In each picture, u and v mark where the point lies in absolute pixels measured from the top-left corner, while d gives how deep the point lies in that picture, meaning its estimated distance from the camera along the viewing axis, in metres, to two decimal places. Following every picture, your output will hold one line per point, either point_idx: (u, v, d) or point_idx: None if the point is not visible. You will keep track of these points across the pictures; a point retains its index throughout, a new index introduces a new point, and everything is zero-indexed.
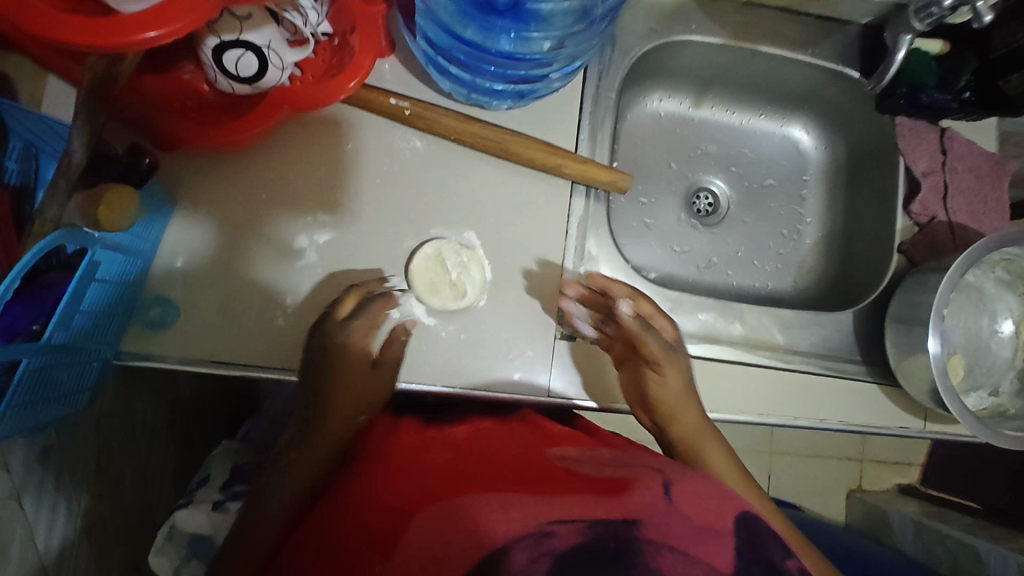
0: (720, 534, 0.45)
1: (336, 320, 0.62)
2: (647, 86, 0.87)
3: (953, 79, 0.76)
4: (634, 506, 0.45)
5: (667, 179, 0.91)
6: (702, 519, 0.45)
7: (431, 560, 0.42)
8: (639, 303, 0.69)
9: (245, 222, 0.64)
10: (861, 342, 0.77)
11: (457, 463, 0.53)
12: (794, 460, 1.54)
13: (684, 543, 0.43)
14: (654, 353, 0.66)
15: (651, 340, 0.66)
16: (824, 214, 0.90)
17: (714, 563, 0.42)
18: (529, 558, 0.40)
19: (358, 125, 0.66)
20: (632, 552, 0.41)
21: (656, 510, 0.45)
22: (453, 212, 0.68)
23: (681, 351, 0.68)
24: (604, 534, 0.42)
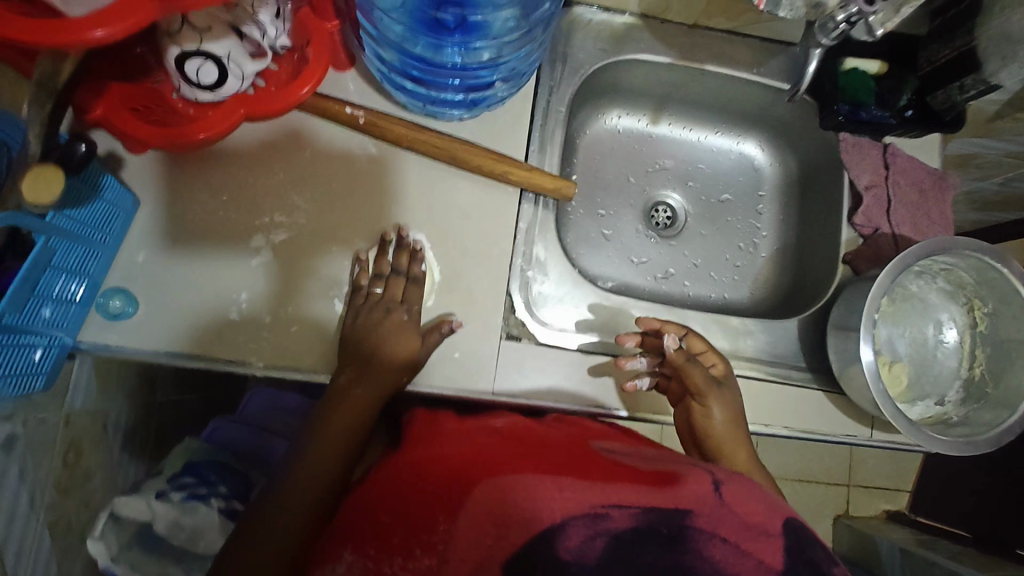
0: (769, 534, 0.46)
1: (368, 328, 0.66)
2: (604, 103, 0.91)
3: (893, 97, 0.78)
4: (691, 495, 0.47)
5: (626, 192, 0.94)
6: (754, 517, 0.47)
7: (494, 524, 0.46)
8: (689, 338, 0.71)
9: (233, 225, 0.68)
10: (805, 349, 0.78)
11: (510, 445, 0.57)
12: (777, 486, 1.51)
13: (738, 536, 0.46)
14: (700, 386, 0.67)
15: (698, 376, 0.67)
16: (777, 227, 0.93)
17: (764, 558, 0.45)
18: (585, 536, 0.44)
19: (314, 133, 0.71)
20: (682, 541, 0.44)
21: (709, 501, 0.47)
22: (406, 216, 0.71)
23: (728, 386, 0.69)
24: (658, 519, 0.45)
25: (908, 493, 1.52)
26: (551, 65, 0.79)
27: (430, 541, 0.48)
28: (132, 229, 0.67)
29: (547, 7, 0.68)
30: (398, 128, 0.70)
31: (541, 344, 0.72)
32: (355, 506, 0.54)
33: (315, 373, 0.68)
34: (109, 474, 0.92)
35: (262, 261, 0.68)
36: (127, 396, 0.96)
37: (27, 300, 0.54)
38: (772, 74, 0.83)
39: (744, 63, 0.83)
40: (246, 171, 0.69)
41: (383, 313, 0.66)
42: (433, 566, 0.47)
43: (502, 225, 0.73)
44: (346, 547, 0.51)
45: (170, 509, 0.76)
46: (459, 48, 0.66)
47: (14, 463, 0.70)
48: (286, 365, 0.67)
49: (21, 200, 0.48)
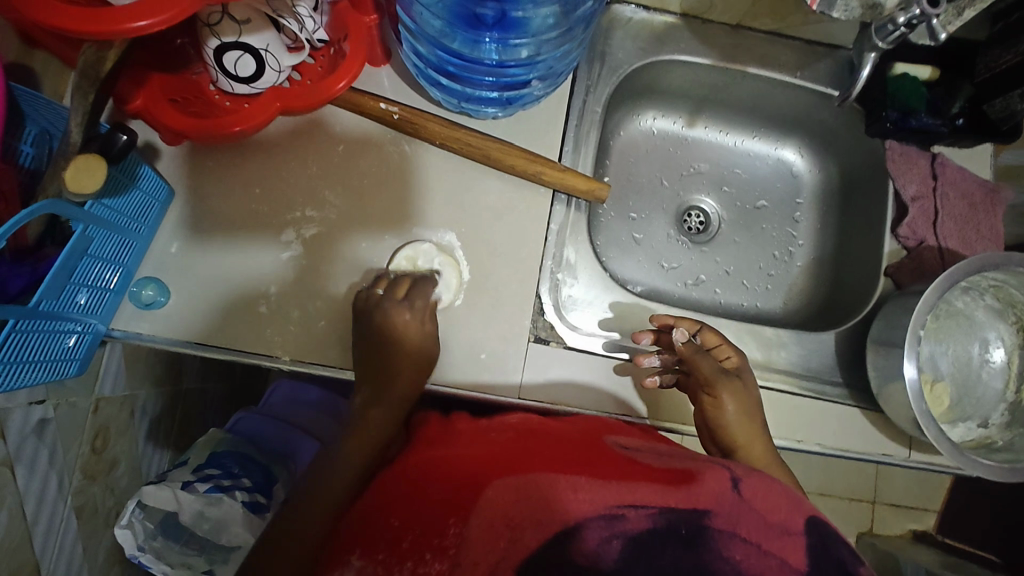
0: (791, 531, 0.45)
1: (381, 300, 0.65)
2: (640, 105, 0.89)
3: (944, 105, 0.76)
4: (707, 494, 0.46)
5: (659, 196, 0.92)
6: (775, 514, 0.46)
7: (507, 527, 0.45)
8: (703, 332, 0.70)
9: (265, 217, 0.68)
10: (842, 364, 0.76)
11: (522, 443, 0.56)
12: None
13: (758, 535, 0.44)
14: (708, 376, 0.65)
15: (707, 366, 0.66)
16: (814, 236, 0.90)
17: (787, 558, 0.44)
18: (601, 538, 0.43)
19: (348, 128, 0.71)
20: (701, 539, 0.43)
21: (727, 499, 0.46)
22: (437, 214, 0.71)
23: (739, 379, 0.67)
24: (675, 520, 0.44)
25: (938, 513, 1.47)
26: (588, 64, 0.78)
27: (442, 544, 0.47)
28: (166, 221, 0.67)
29: (588, 5, 0.65)
30: (428, 120, 0.68)
31: (569, 348, 0.70)
32: (365, 510, 0.53)
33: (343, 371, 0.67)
34: (135, 460, 0.94)
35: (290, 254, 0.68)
36: (155, 383, 0.97)
37: (63, 288, 0.55)
38: (817, 78, 0.81)
39: (788, 68, 0.81)
40: (276, 166, 0.69)
41: (384, 311, 0.64)
42: (445, 571, 0.45)
43: (535, 227, 0.72)
44: (354, 552, 0.49)
45: (194, 499, 0.76)
46: (496, 45, 0.65)
47: (45, 446, 0.71)
48: (312, 360, 0.67)
49: (62, 188, 0.48)
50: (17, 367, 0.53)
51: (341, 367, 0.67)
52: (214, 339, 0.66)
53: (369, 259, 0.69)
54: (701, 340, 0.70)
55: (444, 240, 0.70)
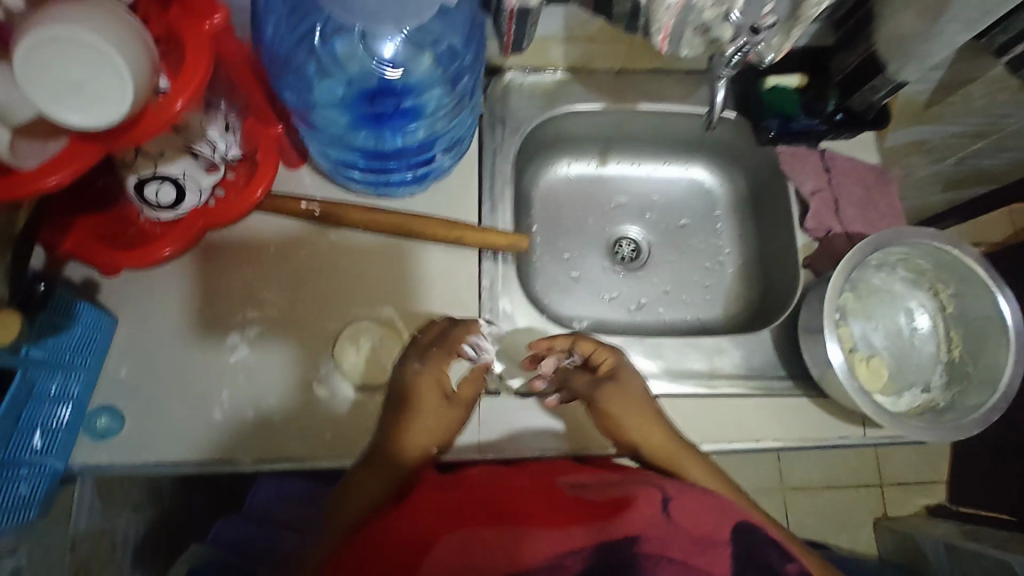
0: (714, 543, 0.54)
1: (414, 352, 0.67)
2: (552, 154, 0.95)
3: (819, 105, 0.82)
4: (639, 522, 0.53)
5: (588, 233, 0.97)
6: (699, 529, 0.55)
7: None
8: (579, 345, 0.72)
9: (208, 326, 0.71)
10: (782, 358, 0.79)
11: (468, 493, 0.57)
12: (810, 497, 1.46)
13: (684, 554, 0.53)
14: (584, 393, 0.69)
15: (581, 380, 0.70)
16: (738, 243, 0.95)
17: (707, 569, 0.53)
18: None
19: (277, 228, 0.75)
20: (630, 567, 0.51)
21: (657, 524, 0.54)
22: (373, 292, 0.74)
23: (622, 380, 0.69)
24: (611, 555, 0.51)
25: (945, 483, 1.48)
26: (491, 129, 0.84)
27: None
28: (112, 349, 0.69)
29: (470, 82, 0.72)
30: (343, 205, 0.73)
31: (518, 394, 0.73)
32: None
33: (305, 462, 0.68)
34: None
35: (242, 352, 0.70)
36: (132, 510, 0.97)
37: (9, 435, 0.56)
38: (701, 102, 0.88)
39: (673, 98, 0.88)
40: (212, 276, 0.72)
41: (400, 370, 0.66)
42: None
43: (472, 288, 0.75)
44: None
45: None
46: (397, 133, 0.71)
47: None
48: (272, 456, 0.68)
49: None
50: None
51: (302, 457, 0.68)
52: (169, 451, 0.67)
53: (313, 346, 0.71)
54: (579, 351, 0.72)
55: (383, 316, 0.73)
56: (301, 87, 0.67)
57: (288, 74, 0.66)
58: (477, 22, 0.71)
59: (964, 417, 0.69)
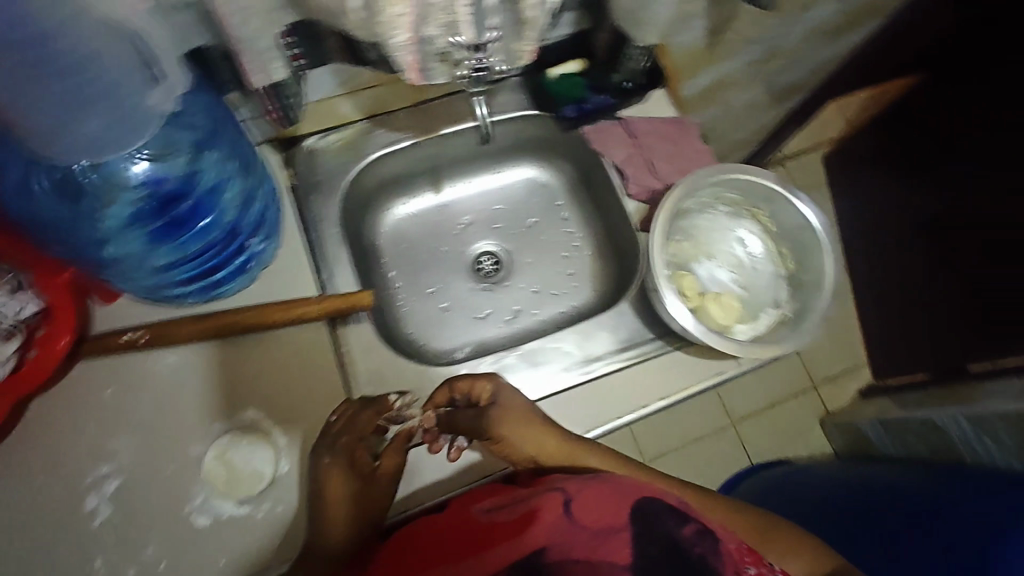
0: (617, 529, 0.52)
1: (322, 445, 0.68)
2: (385, 199, 0.95)
3: (605, 81, 0.89)
4: (541, 532, 0.53)
5: (444, 261, 0.97)
6: (599, 520, 0.53)
7: None
8: (454, 384, 0.71)
9: (58, 497, 0.66)
10: (646, 321, 0.82)
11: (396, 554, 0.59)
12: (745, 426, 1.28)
13: (585, 550, 0.51)
14: (469, 430, 0.69)
15: (463, 418, 0.70)
16: (585, 224, 0.99)
17: (613, 559, 0.50)
18: None
19: (105, 372, 0.70)
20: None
21: (557, 528, 0.53)
22: (231, 398, 0.71)
23: (502, 403, 0.69)
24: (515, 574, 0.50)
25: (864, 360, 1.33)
26: (308, 198, 0.84)
27: None
28: None
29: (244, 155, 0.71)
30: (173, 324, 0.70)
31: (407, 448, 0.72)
32: None
33: None
34: None
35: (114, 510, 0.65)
36: None
37: None
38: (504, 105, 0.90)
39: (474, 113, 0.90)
40: (48, 445, 0.67)
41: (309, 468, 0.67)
42: None
43: (333, 363, 0.74)
44: None
45: None
46: (197, 235, 0.68)
47: None
48: None
49: None
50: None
51: None
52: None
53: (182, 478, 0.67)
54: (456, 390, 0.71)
55: (248, 418, 0.71)
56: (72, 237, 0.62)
57: (52, 234, 0.61)
58: (216, 103, 0.67)
59: (807, 319, 0.76)
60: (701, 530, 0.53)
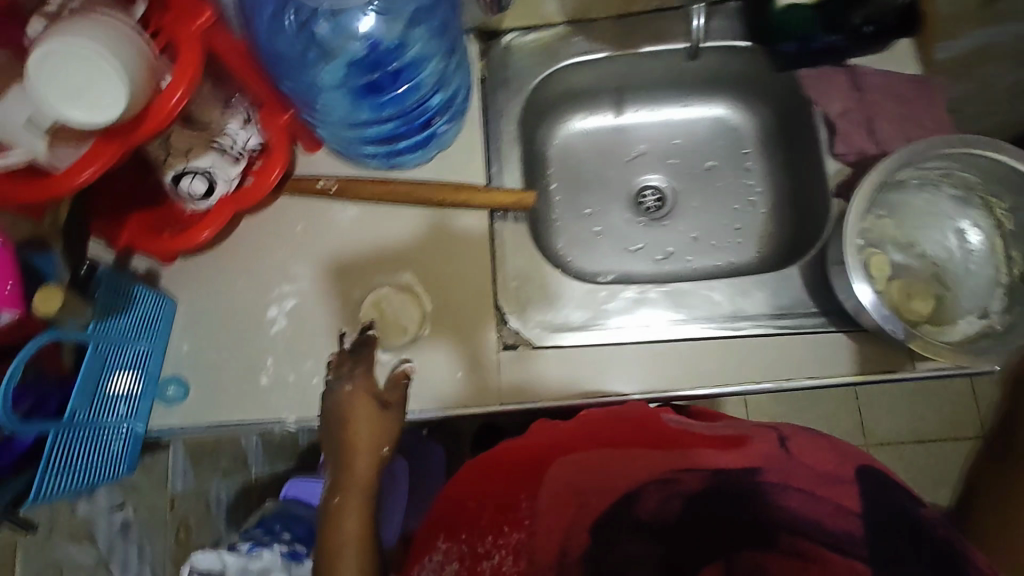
0: (842, 480, 0.51)
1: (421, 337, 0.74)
2: (685, 82, 0.92)
3: (844, 19, 0.78)
4: (758, 454, 0.53)
5: (723, 159, 0.93)
6: (824, 466, 0.52)
7: (574, 494, 0.51)
8: None
9: (270, 282, 0.79)
10: (812, 293, 0.74)
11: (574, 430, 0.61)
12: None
13: (810, 483, 0.51)
14: None
15: None
16: (769, 179, 0.90)
17: (842, 502, 0.50)
18: (658, 500, 0.50)
19: (298, 210, 0.80)
20: (761, 494, 0.50)
21: (777, 457, 0.53)
22: (393, 258, 0.78)
23: None
24: (725, 479, 0.51)
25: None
26: (494, 92, 0.85)
27: (516, 516, 0.51)
28: (175, 327, 0.78)
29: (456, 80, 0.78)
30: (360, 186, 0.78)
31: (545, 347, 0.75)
32: (444, 498, 0.57)
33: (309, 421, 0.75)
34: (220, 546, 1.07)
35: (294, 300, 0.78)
36: (224, 474, 1.11)
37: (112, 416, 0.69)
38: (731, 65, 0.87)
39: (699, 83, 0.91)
40: (261, 241, 0.80)
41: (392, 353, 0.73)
42: (522, 540, 0.50)
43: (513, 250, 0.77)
44: (439, 537, 0.54)
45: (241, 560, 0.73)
46: (394, 101, 0.73)
47: (132, 545, 0.88)
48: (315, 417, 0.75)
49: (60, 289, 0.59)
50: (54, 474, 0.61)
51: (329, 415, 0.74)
52: (177, 419, 0.76)
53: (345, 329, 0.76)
54: None
55: (402, 281, 0.77)
56: (301, 74, 0.69)
57: (286, 73, 0.69)
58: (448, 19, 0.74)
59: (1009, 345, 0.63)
60: (949, 529, 0.50)
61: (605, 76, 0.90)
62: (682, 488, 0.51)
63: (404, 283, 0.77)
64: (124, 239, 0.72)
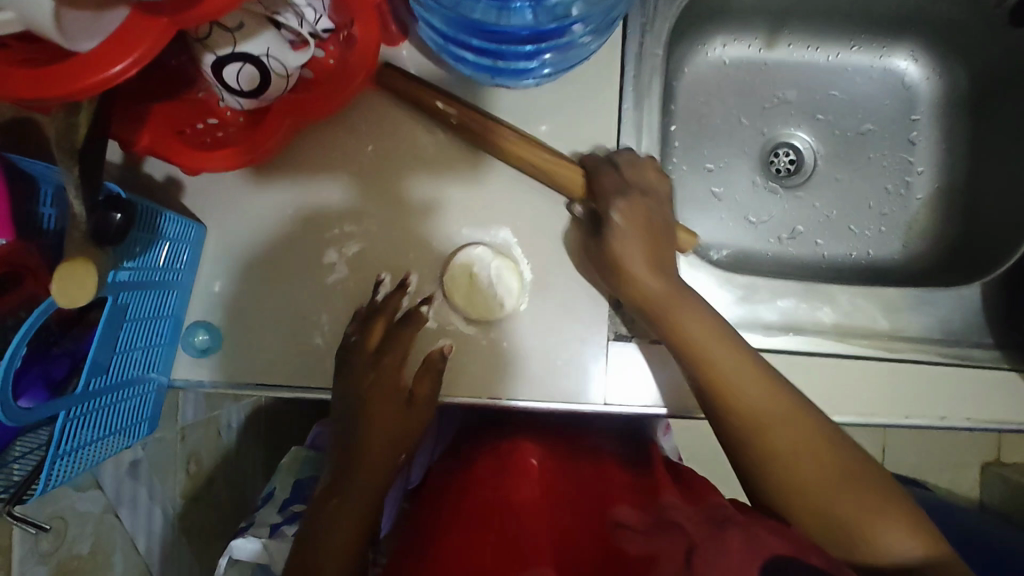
0: None
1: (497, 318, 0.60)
2: (867, 16, 0.72)
3: None
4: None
5: (885, 125, 0.76)
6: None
7: None
8: None
9: (324, 216, 0.62)
10: (988, 319, 0.62)
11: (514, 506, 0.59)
12: (892, 439, 1.39)
13: None
14: None
15: None
16: (939, 159, 0.74)
17: None
18: None
19: (372, 125, 0.62)
20: None
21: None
22: (487, 206, 0.62)
23: None
24: None
25: None
26: None
27: None
28: (205, 258, 0.62)
29: None
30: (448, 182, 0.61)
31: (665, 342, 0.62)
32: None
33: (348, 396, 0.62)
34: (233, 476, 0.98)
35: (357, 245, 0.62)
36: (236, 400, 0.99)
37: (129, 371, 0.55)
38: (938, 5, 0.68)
39: (883, 21, 0.73)
40: (318, 161, 0.62)
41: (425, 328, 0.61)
42: None
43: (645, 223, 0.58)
44: None
45: (285, 544, 0.65)
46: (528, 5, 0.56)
47: (142, 485, 0.78)
48: None
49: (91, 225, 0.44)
50: (63, 451, 0.49)
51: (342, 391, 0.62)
52: (214, 367, 0.62)
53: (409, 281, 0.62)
54: None
55: (498, 237, 0.62)
56: None
57: None
58: None
59: None
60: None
61: None
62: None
63: (501, 241, 0.62)
64: (149, 142, 0.52)
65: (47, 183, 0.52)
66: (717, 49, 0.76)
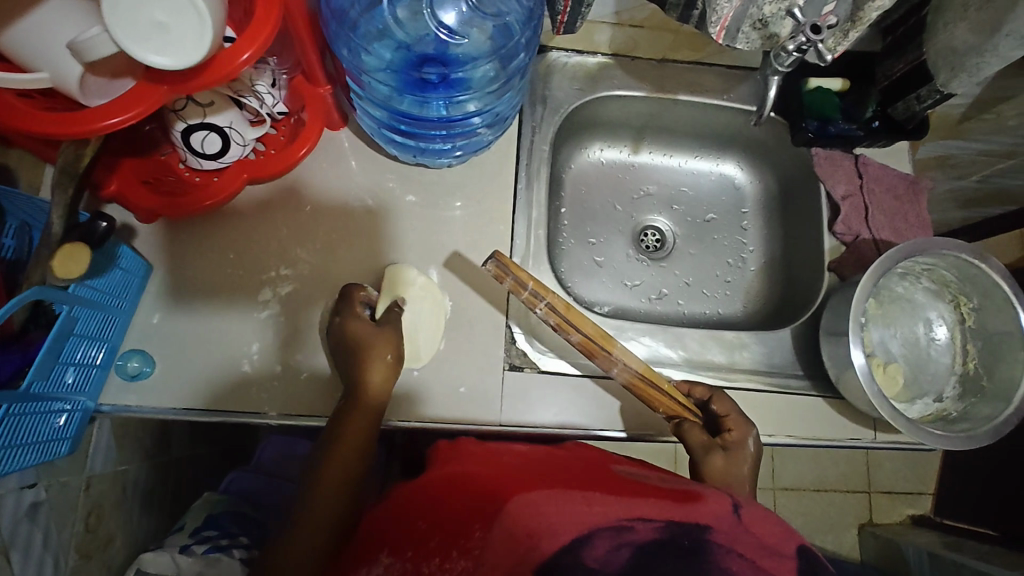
0: (782, 554, 0.49)
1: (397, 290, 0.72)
2: (702, 137, 0.96)
3: (858, 111, 0.83)
4: (708, 513, 0.50)
5: (725, 215, 0.98)
6: (767, 537, 0.50)
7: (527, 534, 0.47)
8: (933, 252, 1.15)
9: (258, 260, 0.72)
10: (800, 357, 0.80)
11: (546, 457, 0.63)
12: (781, 499, 1.51)
13: (754, 553, 0.48)
14: None
15: None
16: (764, 241, 0.96)
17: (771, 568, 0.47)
18: (610, 546, 0.46)
19: (312, 190, 0.75)
20: (702, 551, 0.46)
21: (726, 520, 0.50)
22: (413, 255, 0.75)
23: None
24: (678, 532, 0.47)
25: None
26: (531, 106, 0.84)
27: (467, 545, 0.50)
28: (146, 293, 0.70)
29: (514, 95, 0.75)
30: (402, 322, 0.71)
31: (544, 372, 0.74)
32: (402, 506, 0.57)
33: (263, 417, 0.68)
34: (130, 538, 0.93)
35: (314, 248, 0.73)
36: (145, 456, 0.96)
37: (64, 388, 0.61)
38: (751, 131, 0.92)
39: (714, 142, 0.97)
40: (262, 219, 0.73)
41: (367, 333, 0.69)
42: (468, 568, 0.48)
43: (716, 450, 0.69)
44: (383, 551, 0.53)
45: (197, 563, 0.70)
46: (444, 102, 0.71)
47: (39, 531, 0.72)
48: (298, 413, 0.69)
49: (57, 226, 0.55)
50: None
51: (267, 413, 0.68)
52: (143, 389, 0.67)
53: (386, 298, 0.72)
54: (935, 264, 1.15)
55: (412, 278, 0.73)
56: (356, 47, 0.67)
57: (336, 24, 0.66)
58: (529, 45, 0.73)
59: (975, 429, 0.69)
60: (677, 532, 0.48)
61: (633, 113, 0.92)
62: (634, 538, 0.46)
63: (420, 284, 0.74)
64: (115, 190, 0.65)
65: (14, 217, 0.60)
66: (596, 152, 0.97)
